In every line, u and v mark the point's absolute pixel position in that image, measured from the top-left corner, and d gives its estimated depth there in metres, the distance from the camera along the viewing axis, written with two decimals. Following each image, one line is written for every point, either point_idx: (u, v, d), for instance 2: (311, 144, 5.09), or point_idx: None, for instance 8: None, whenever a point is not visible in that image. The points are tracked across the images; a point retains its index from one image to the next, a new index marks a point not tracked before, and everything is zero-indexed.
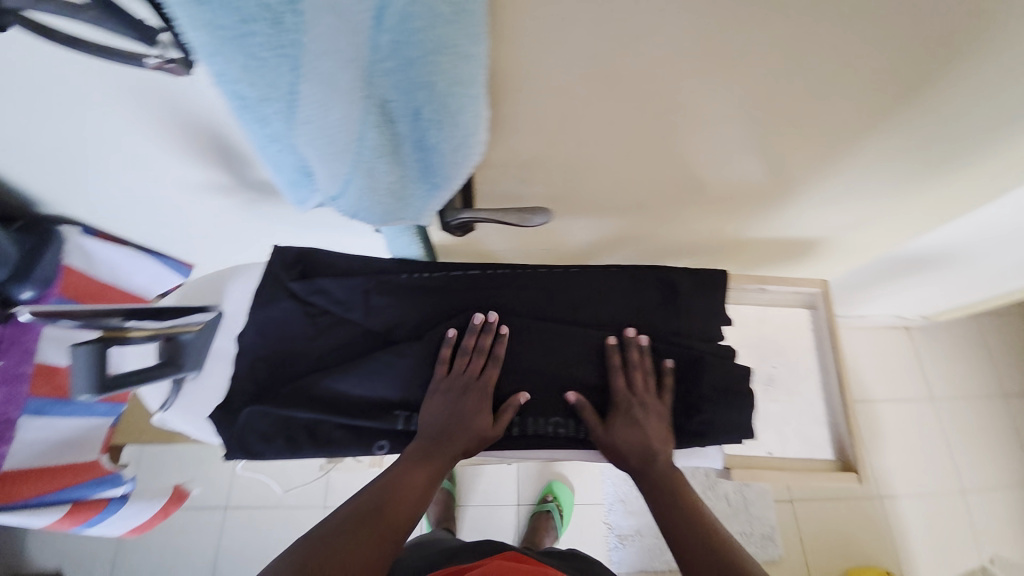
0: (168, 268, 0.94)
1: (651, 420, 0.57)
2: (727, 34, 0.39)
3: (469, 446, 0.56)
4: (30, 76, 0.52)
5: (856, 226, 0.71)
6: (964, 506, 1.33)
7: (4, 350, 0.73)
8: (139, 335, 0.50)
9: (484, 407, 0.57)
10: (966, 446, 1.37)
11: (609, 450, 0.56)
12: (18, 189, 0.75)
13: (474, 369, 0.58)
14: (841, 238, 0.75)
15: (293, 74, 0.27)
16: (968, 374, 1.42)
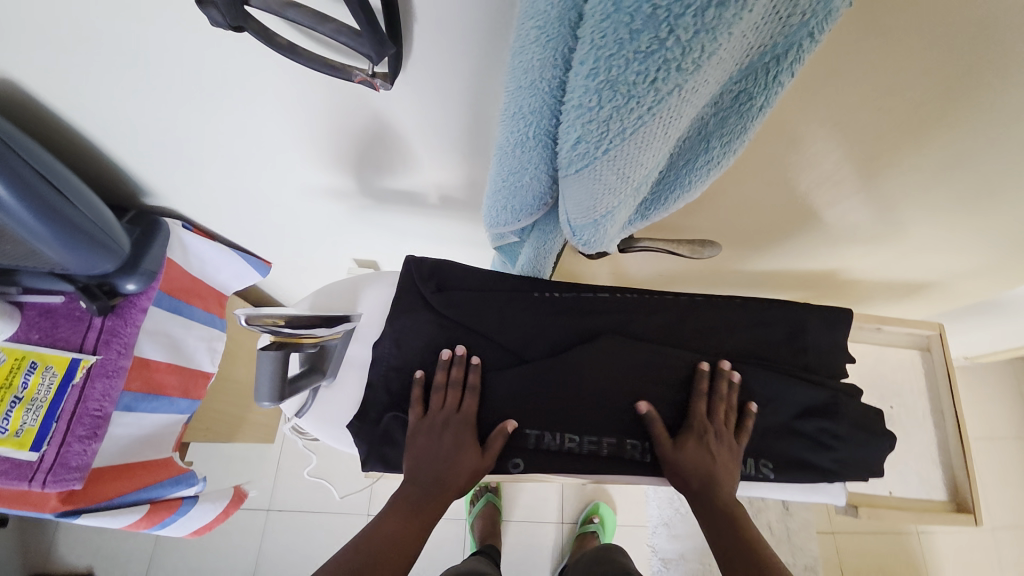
0: (249, 265, 0.97)
1: (723, 452, 0.56)
2: (960, 91, 0.40)
3: (461, 483, 0.54)
4: (204, 71, 0.52)
5: (969, 276, 0.71)
6: (993, 541, 1.35)
7: (106, 343, 0.72)
8: (310, 345, 0.50)
9: (466, 438, 0.55)
10: (1003, 487, 1.37)
11: (675, 472, 0.55)
12: (134, 179, 0.74)
13: (450, 400, 0.56)
14: (946, 285, 0.75)
15: (647, 116, 0.25)
16: (1007, 416, 1.41)
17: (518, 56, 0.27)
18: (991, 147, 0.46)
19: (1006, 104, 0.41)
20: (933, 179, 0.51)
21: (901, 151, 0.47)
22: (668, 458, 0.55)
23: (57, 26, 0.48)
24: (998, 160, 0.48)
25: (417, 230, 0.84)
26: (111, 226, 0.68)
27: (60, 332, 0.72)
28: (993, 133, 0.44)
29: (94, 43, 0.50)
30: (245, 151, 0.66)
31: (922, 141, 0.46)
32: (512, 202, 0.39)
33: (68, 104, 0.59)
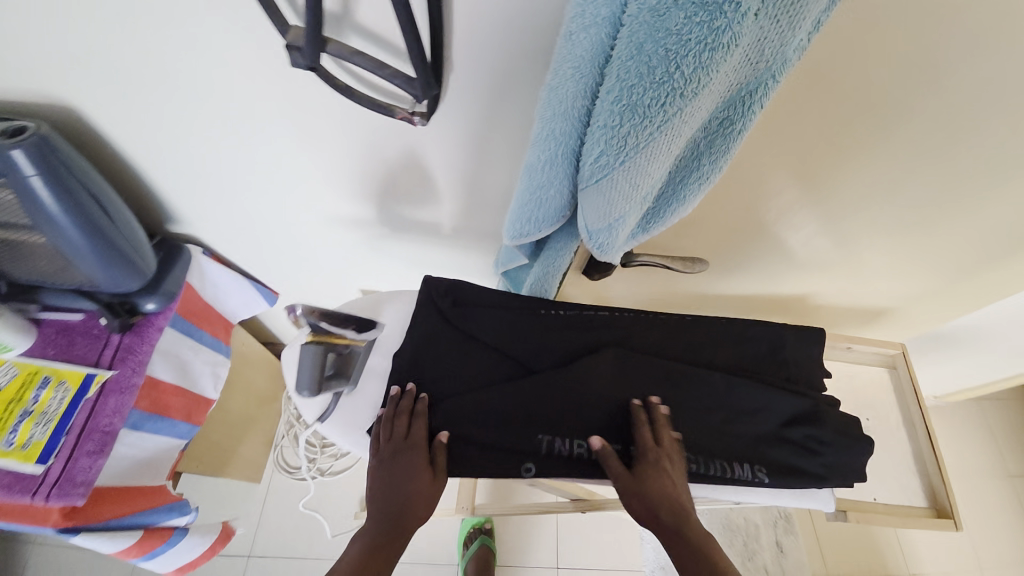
0: (258, 295, 1.00)
1: (676, 478, 0.58)
2: (891, 130, 0.50)
3: (420, 509, 0.56)
4: (258, 108, 0.59)
5: (924, 303, 0.80)
6: None
7: (121, 359, 0.74)
8: (341, 344, 0.60)
9: (416, 465, 0.57)
10: (987, 526, 1.40)
11: (641, 506, 0.56)
12: (167, 208, 0.80)
13: (400, 429, 0.58)
14: (905, 313, 0.84)
15: (657, 132, 0.33)
16: (980, 454, 1.47)
17: (555, 89, 0.35)
18: (921, 180, 0.56)
19: (927, 142, 0.51)
20: (879, 208, 0.61)
21: (852, 183, 0.57)
22: (631, 493, 0.56)
23: (135, 68, 0.56)
24: (930, 192, 0.58)
25: (426, 260, 0.91)
26: (143, 247, 0.72)
27: (76, 349, 0.74)
28: (921, 167, 0.55)
29: (164, 83, 0.57)
30: (277, 183, 0.73)
31: (866, 175, 0.56)
32: (536, 215, 0.46)
33: (122, 135, 0.66)
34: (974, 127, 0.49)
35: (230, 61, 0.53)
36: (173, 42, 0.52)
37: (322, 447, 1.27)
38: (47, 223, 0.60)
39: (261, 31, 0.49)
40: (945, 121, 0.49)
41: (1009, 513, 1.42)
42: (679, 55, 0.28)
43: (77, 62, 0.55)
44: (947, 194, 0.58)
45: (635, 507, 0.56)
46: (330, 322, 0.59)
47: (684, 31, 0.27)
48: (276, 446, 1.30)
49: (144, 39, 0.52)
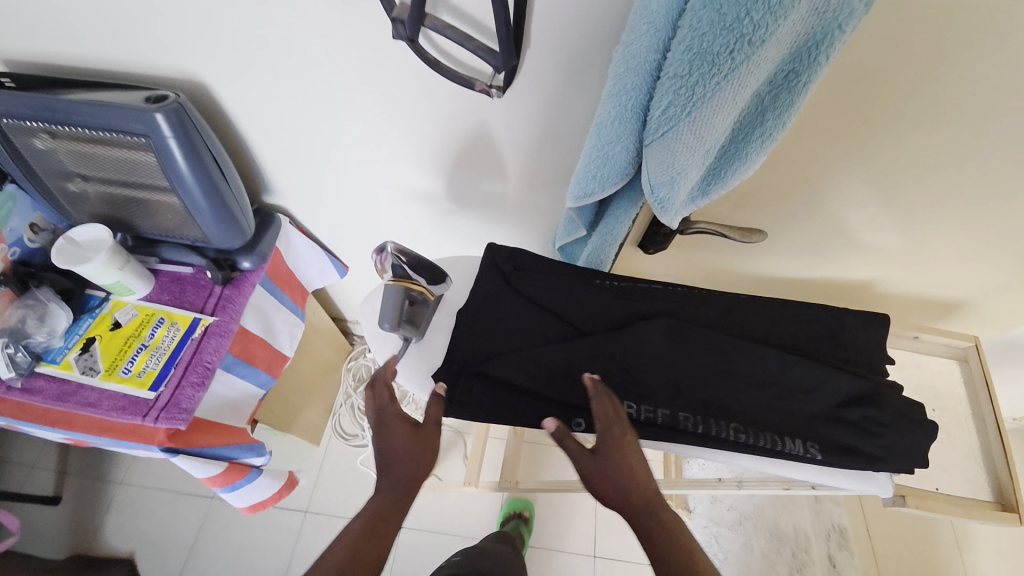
0: (330, 266, 1.10)
1: (637, 456, 0.55)
2: (964, 99, 0.50)
3: (414, 470, 0.55)
4: (353, 84, 0.68)
5: (1003, 298, 0.76)
6: None
7: (223, 307, 0.84)
8: (417, 288, 0.68)
9: (396, 422, 0.58)
10: None
11: (610, 488, 0.53)
12: (265, 179, 0.91)
13: (386, 390, 0.61)
14: (982, 309, 0.80)
15: (723, 81, 0.36)
16: None
17: (631, 45, 0.39)
18: (1001, 154, 0.55)
19: (1008, 118, 0.51)
20: (952, 189, 0.60)
21: (920, 156, 0.57)
22: (597, 473, 0.54)
23: (261, 49, 0.66)
24: (1011, 168, 0.56)
25: (485, 237, 0.97)
26: (246, 210, 0.82)
27: (186, 296, 0.85)
28: (999, 140, 0.53)
29: (281, 62, 0.67)
30: (362, 158, 0.82)
31: (938, 151, 0.55)
32: (602, 171, 0.49)
33: (241, 110, 0.76)
34: None
35: (339, 40, 0.62)
36: (296, 24, 0.61)
37: None
38: (177, 179, 0.71)
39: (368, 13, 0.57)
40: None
41: None
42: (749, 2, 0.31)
43: (215, 43, 0.66)
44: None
45: (603, 490, 0.53)
46: (411, 269, 0.69)
47: None
48: (335, 414, 1.42)
49: (272, 22, 0.62)
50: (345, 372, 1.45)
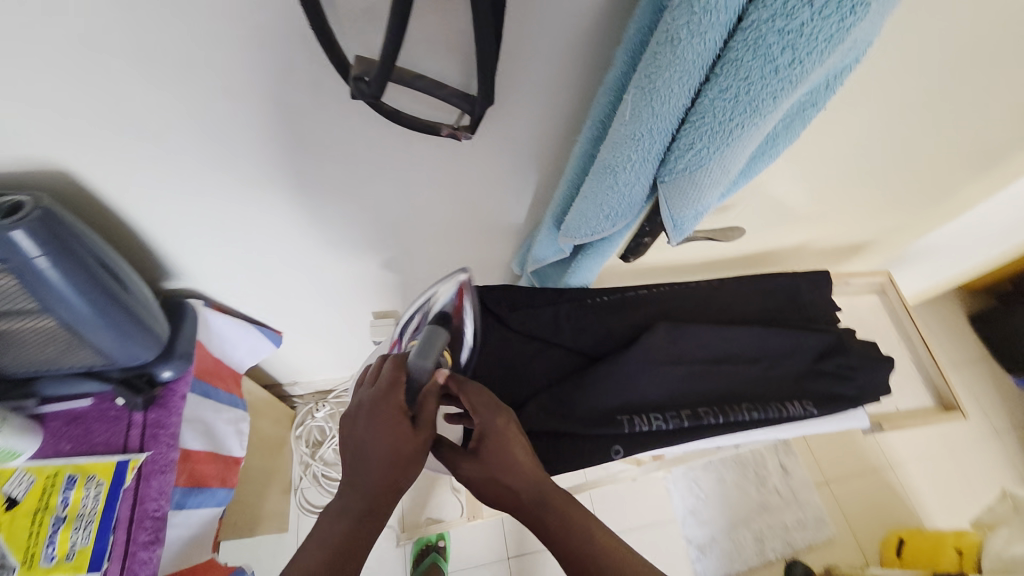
0: (264, 337, 0.94)
1: (520, 451, 0.52)
2: (889, 84, 0.55)
3: (399, 472, 0.48)
4: (273, 144, 0.56)
5: (904, 228, 0.89)
6: (996, 449, 1.41)
7: (153, 438, 0.68)
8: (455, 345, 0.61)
9: (385, 419, 0.49)
10: (986, 404, 1.47)
11: (499, 489, 0.51)
12: (161, 265, 0.73)
13: (389, 373, 0.52)
14: (888, 239, 0.93)
15: (758, 122, 0.36)
16: (965, 336, 1.55)
17: (655, 93, 0.36)
18: (916, 121, 0.62)
19: (926, 96, 0.58)
20: (875, 162, 0.69)
21: (852, 134, 0.63)
22: (478, 476, 0.52)
23: (157, 125, 0.51)
24: (923, 131, 0.63)
25: (443, 271, 0.89)
26: (152, 310, 0.65)
27: (95, 436, 0.68)
28: (914, 110, 0.60)
29: (187, 137, 0.53)
30: (296, 221, 0.69)
31: (869, 129, 0.62)
32: (614, 211, 0.48)
33: (126, 198, 0.60)
34: (958, 71, 0.54)
35: (268, 104, 0.50)
36: (207, 93, 0.48)
37: None
38: (57, 304, 0.54)
39: (311, 73, 0.47)
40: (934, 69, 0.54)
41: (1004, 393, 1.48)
42: (803, 49, 0.31)
43: (62, 123, 0.49)
44: (937, 131, 0.64)
45: (488, 491, 0.52)
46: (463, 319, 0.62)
47: (814, 30, 0.29)
48: (297, 490, 1.25)
49: (172, 94, 0.48)
50: (295, 441, 1.27)
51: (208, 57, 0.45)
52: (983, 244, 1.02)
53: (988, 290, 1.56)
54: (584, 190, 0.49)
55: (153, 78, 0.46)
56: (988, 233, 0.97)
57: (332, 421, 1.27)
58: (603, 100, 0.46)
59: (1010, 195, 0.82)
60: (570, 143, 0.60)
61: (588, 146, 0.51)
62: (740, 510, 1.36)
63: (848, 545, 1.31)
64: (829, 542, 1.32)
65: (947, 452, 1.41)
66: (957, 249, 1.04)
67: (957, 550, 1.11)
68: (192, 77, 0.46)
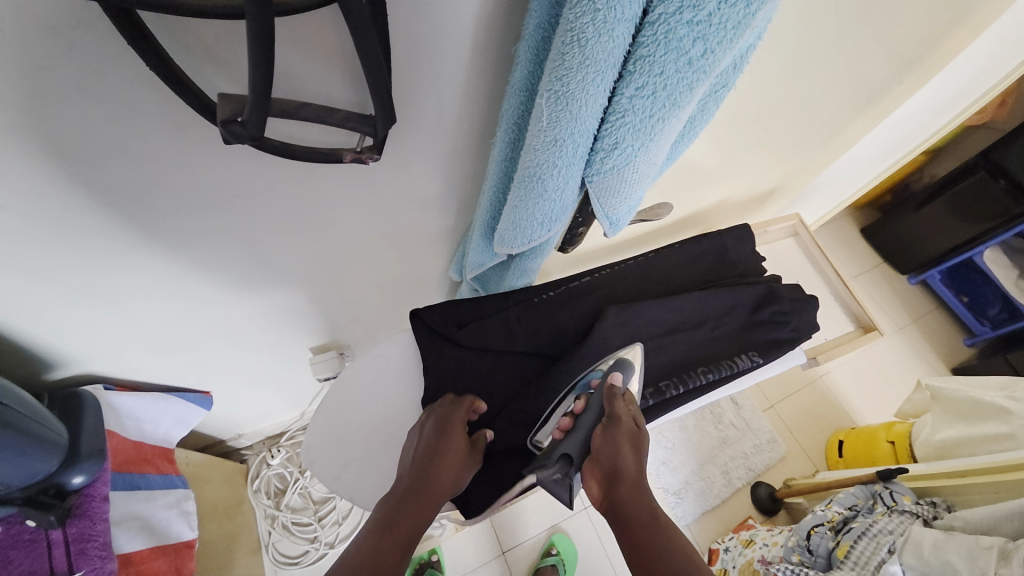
0: (191, 403, 0.84)
1: (634, 451, 0.59)
2: (780, 37, 0.56)
3: (449, 485, 0.57)
4: (145, 199, 0.47)
5: (808, 167, 0.95)
6: (900, 342, 1.62)
7: (82, 554, 0.59)
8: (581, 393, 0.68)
9: (457, 427, 0.61)
10: (888, 305, 1.66)
11: (628, 450, 0.58)
12: (33, 357, 0.61)
13: (452, 405, 0.64)
14: (795, 178, 0.99)
15: (677, 114, 0.36)
16: (862, 249, 1.73)
17: (574, 98, 0.34)
18: (807, 71, 0.64)
19: (813, 45, 0.60)
20: (776, 113, 0.72)
21: (754, 90, 0.64)
22: (626, 433, 0.60)
23: None
24: (813, 78, 0.66)
25: (378, 292, 0.84)
26: (37, 412, 0.54)
27: (14, 567, 0.55)
28: (805, 60, 0.62)
29: (35, 213, 0.44)
30: (195, 276, 0.60)
31: (768, 82, 0.64)
32: (548, 215, 0.46)
33: None
34: (837, 19, 0.57)
35: (129, 161, 0.43)
36: (43, 157, 0.39)
37: (320, 522, 1.18)
38: None
39: (174, 119, 0.40)
40: (815, 19, 0.56)
41: (900, 290, 1.69)
42: (713, 39, 0.30)
43: None
44: (825, 78, 0.67)
45: (622, 448, 0.58)
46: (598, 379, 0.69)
47: (722, 18, 0.29)
48: (268, 547, 1.16)
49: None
50: (254, 496, 1.18)
51: (38, 119, 0.36)
52: (867, 169, 1.13)
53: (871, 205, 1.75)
54: (512, 201, 0.46)
55: None
56: (869, 160, 1.07)
57: (290, 465, 1.20)
58: (512, 102, 0.42)
59: (885, 126, 0.90)
60: (485, 148, 0.57)
61: (506, 151, 0.47)
62: (704, 449, 1.44)
63: (798, 456, 1.46)
64: (783, 458, 1.45)
65: (863, 355, 1.59)
66: (847, 178, 1.14)
67: (889, 442, 1.24)
68: (17, 145, 0.37)
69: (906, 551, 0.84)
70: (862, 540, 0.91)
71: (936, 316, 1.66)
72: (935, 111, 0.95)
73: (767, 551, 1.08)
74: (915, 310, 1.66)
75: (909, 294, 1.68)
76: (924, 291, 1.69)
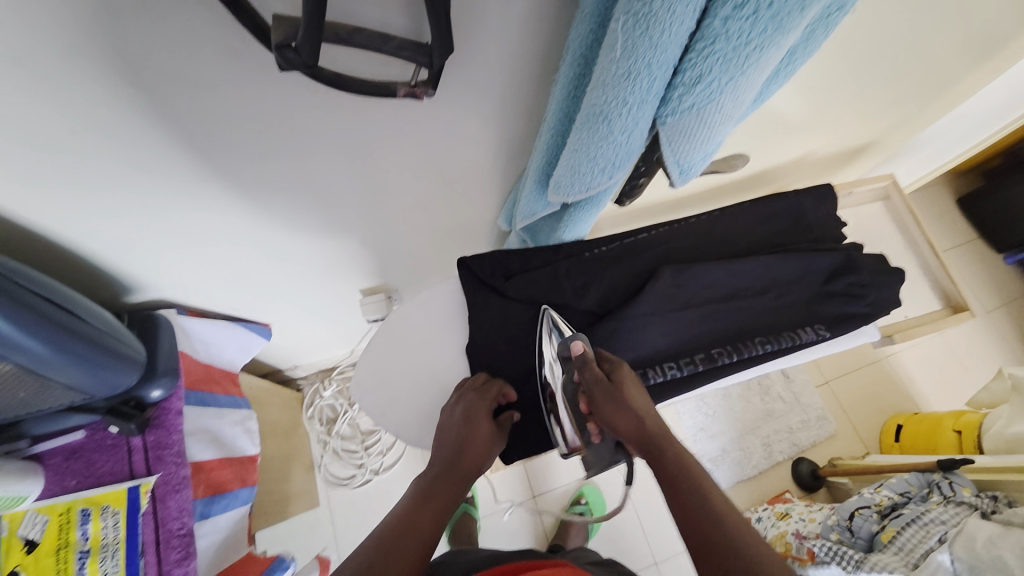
0: (252, 333, 0.90)
1: (625, 407, 0.54)
2: None
3: (479, 462, 0.58)
4: (204, 129, 0.47)
5: (913, 122, 0.83)
6: (987, 327, 1.45)
7: (158, 459, 0.66)
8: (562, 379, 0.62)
9: (482, 415, 0.61)
10: (981, 285, 1.48)
11: (616, 410, 0.55)
12: (116, 279, 0.66)
13: (474, 388, 0.64)
14: (894, 133, 0.86)
15: (779, 40, 0.30)
16: (959, 220, 1.53)
17: (657, 22, 0.29)
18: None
19: None
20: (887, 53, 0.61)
21: (863, 22, 0.54)
22: (603, 395, 0.56)
23: (60, 132, 0.43)
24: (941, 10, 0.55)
25: (426, 237, 0.83)
26: (117, 329, 0.59)
27: (99, 466, 0.66)
28: None
29: (106, 140, 0.45)
30: (252, 212, 0.62)
31: (883, 13, 0.54)
32: (612, 161, 0.43)
33: (55, 219, 0.52)
34: None
35: (187, 89, 0.43)
36: (109, 82, 0.40)
37: (366, 450, 1.27)
38: (9, 351, 0.47)
39: (230, 43, 0.39)
40: None
41: (998, 269, 1.50)
42: None
43: None
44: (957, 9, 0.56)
45: (609, 415, 0.55)
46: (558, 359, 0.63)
47: None
48: (320, 467, 1.27)
49: (69, 93, 0.40)
50: (308, 421, 1.28)
51: (100, 41, 0.36)
52: (983, 126, 0.97)
53: (977, 170, 1.53)
54: (572, 144, 0.43)
55: (39, 75, 0.38)
56: (991, 114, 0.91)
57: (341, 397, 1.28)
58: (580, 30, 0.38)
59: (1019, 72, 0.76)
60: (545, 85, 0.53)
61: (569, 88, 0.43)
62: (746, 419, 1.40)
63: (848, 436, 1.39)
64: (831, 437, 1.39)
65: (939, 337, 1.45)
66: (955, 137, 0.98)
67: (956, 432, 1.15)
68: (86, 70, 0.38)
69: (956, 543, 0.80)
70: (909, 528, 0.87)
71: None
72: None
73: (803, 526, 1.06)
74: (1011, 293, 1.48)
75: (1008, 275, 1.49)
76: None
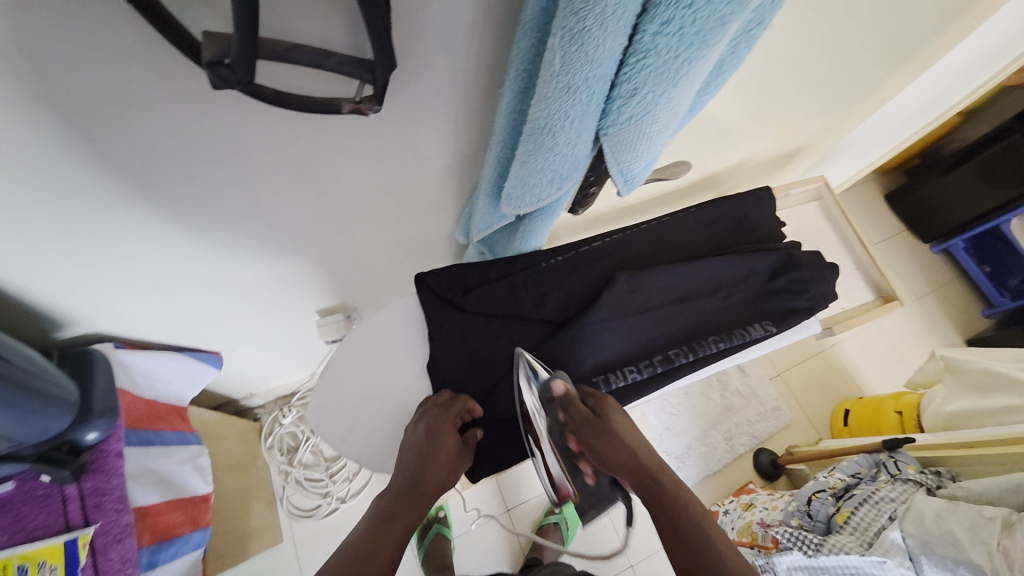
0: (201, 363, 0.85)
1: (614, 438, 0.56)
2: None
3: (443, 480, 0.57)
4: (136, 153, 0.45)
5: (837, 128, 0.90)
6: (916, 313, 1.58)
7: (96, 508, 0.61)
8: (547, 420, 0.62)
9: (446, 431, 0.59)
10: (908, 274, 1.61)
11: (605, 441, 0.56)
12: (41, 315, 0.61)
13: (438, 404, 0.63)
14: (821, 138, 0.93)
15: (705, 54, 0.32)
16: (885, 216, 1.66)
17: (592, 38, 0.30)
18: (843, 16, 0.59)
19: None
20: (806, 65, 0.66)
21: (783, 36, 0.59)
22: (592, 431, 0.57)
23: None
24: (850, 25, 0.61)
25: (383, 254, 0.82)
26: (46, 369, 0.55)
27: (29, 520, 0.59)
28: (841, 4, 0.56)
29: (22, 168, 0.42)
30: (194, 237, 0.59)
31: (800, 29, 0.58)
32: (561, 172, 0.44)
33: None
34: None
35: (114, 112, 0.40)
36: (23, 106, 0.37)
37: (331, 478, 1.22)
38: None
39: (162, 63, 0.38)
40: None
41: (921, 259, 1.63)
42: None
43: None
44: (863, 25, 0.61)
45: (598, 449, 0.56)
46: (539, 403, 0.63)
47: None
48: (281, 500, 1.20)
49: None
50: (267, 452, 1.21)
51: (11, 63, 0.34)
52: (897, 130, 1.06)
53: (897, 170, 1.67)
54: (520, 156, 0.43)
55: None
56: (903, 119, 1.00)
57: (302, 424, 1.22)
58: (522, 46, 0.39)
59: (922, 81, 0.84)
60: (493, 100, 0.54)
61: (515, 102, 0.44)
62: (709, 415, 1.45)
63: (802, 423, 1.46)
64: (787, 426, 1.46)
65: (876, 325, 1.56)
66: (875, 140, 1.07)
67: (897, 412, 1.23)
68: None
69: (907, 519, 0.84)
70: (863, 507, 0.92)
71: (958, 287, 1.61)
72: (979, 65, 0.87)
73: (766, 514, 1.10)
74: (935, 280, 1.62)
75: (931, 264, 1.63)
76: (946, 262, 1.64)
